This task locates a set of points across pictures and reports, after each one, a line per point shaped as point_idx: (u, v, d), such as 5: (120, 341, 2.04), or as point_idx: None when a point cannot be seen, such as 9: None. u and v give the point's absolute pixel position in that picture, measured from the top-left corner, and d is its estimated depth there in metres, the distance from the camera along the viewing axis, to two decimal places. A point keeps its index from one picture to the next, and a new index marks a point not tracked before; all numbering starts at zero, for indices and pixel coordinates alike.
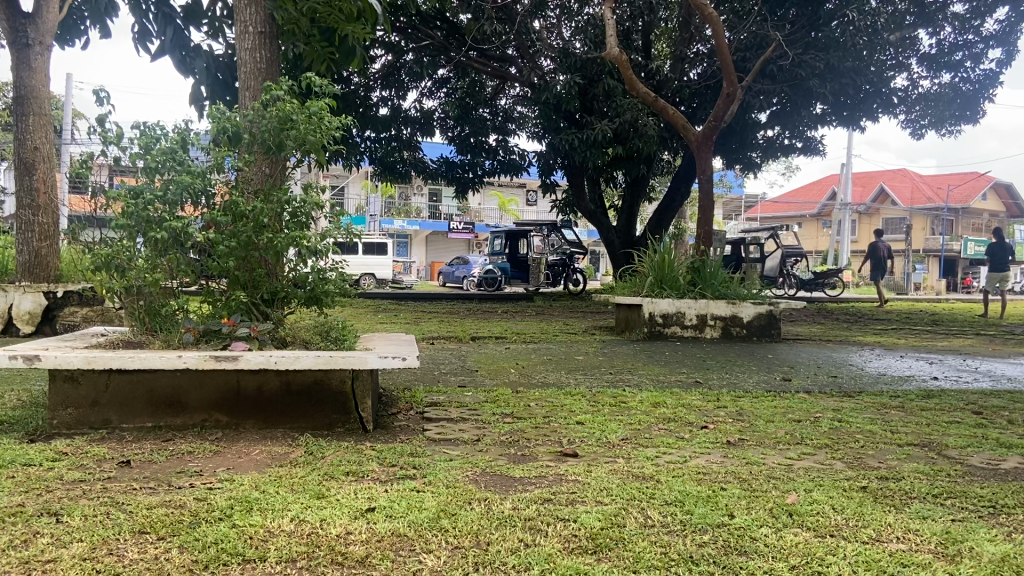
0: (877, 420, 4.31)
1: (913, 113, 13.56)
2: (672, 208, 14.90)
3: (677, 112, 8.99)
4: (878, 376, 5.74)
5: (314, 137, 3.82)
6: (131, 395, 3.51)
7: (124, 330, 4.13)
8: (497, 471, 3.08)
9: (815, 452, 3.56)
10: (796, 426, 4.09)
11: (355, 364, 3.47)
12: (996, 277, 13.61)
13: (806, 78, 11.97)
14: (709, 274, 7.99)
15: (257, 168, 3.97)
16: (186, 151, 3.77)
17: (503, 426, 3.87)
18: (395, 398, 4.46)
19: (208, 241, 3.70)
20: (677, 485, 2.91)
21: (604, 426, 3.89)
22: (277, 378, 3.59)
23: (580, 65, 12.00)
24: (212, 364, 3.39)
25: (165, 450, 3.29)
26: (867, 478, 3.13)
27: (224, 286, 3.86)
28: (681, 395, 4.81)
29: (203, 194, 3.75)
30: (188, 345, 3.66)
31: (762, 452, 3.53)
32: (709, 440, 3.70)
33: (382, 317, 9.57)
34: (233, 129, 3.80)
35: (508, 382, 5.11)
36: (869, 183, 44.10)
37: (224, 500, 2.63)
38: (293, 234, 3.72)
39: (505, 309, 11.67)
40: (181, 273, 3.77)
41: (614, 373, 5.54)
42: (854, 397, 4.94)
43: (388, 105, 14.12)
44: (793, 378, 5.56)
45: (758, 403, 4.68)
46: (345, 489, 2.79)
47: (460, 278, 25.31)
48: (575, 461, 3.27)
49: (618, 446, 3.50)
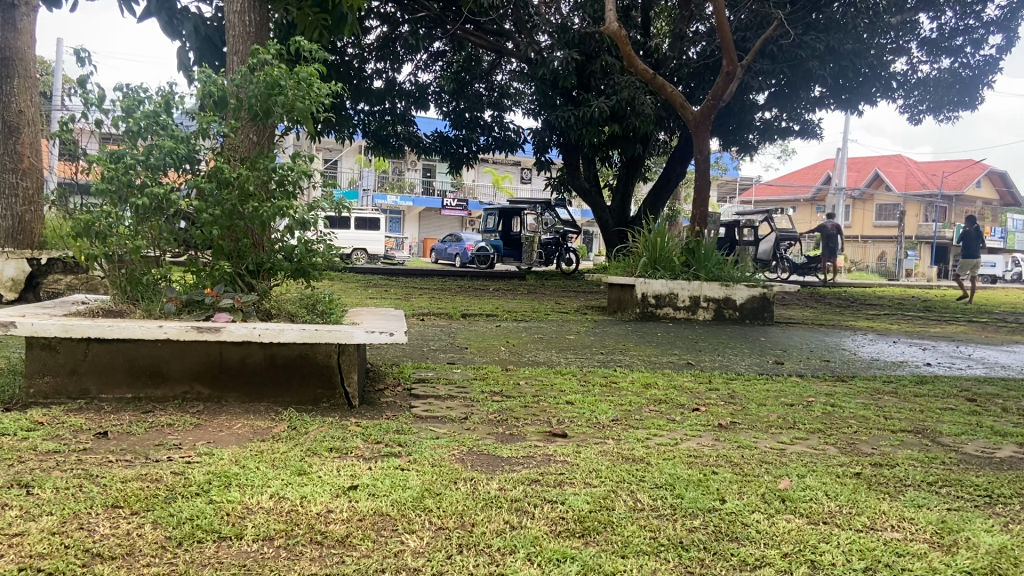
0: (870, 405, 4.26)
1: (911, 98, 13.45)
2: (667, 188, 14.75)
3: (675, 91, 8.83)
4: (872, 361, 5.70)
5: (304, 103, 3.68)
6: (110, 365, 3.42)
7: (106, 298, 4.03)
8: (485, 450, 3.01)
9: (808, 436, 3.51)
10: (788, 410, 4.03)
11: (342, 339, 3.37)
12: (967, 264, 13.84)
13: (806, 59, 11.84)
14: (704, 256, 7.93)
15: (244, 135, 3.88)
16: (168, 115, 3.65)
17: (491, 404, 3.81)
18: (383, 373, 4.39)
19: (192, 209, 3.59)
20: (668, 468, 2.84)
21: (594, 407, 3.83)
22: (261, 351, 3.50)
23: (578, 41, 11.81)
24: (193, 335, 3.30)
25: (144, 422, 3.21)
26: (860, 465, 3.08)
27: (209, 255, 3.76)
28: (672, 376, 4.76)
29: (188, 160, 3.64)
30: (170, 315, 3.56)
31: (754, 436, 3.47)
32: (700, 423, 3.64)
33: (372, 292, 9.46)
34: (219, 94, 3.69)
35: (498, 360, 5.04)
36: (864, 167, 44.02)
37: (202, 475, 2.55)
38: (280, 203, 3.60)
39: (497, 287, 11.58)
40: (164, 242, 3.66)
41: (606, 353, 5.47)
42: (847, 382, 4.90)
43: (382, 78, 13.89)
44: (785, 361, 5.51)
45: (750, 386, 4.63)
46: (328, 466, 2.72)
47: (451, 255, 25.17)
48: (563, 441, 3.20)
49: (608, 427, 3.44)
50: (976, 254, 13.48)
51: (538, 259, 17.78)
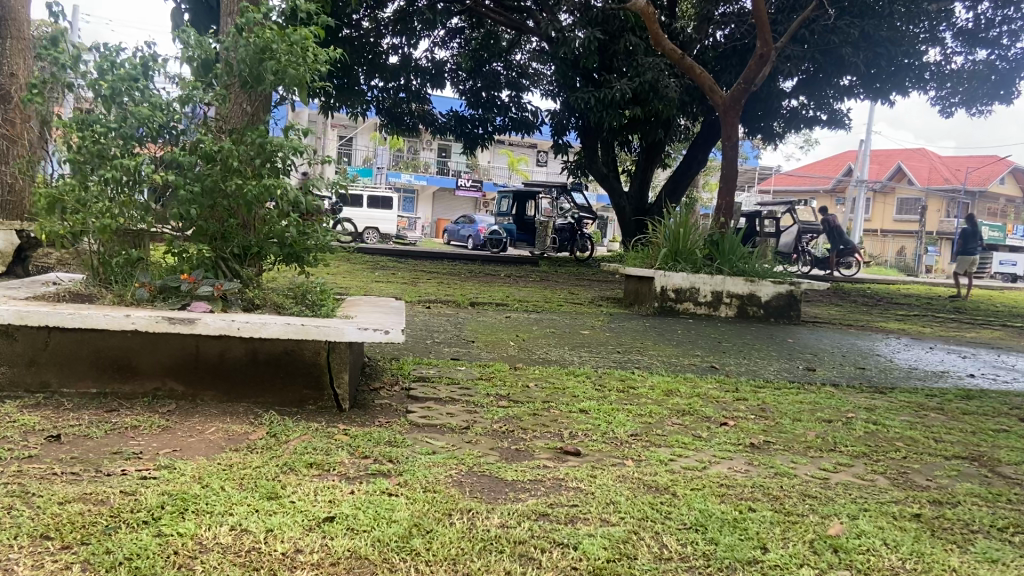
0: (916, 424, 3.85)
1: (944, 90, 12.90)
2: (688, 175, 14.25)
3: (705, 73, 8.33)
4: (910, 370, 5.28)
5: (297, 70, 3.25)
6: (73, 356, 3.07)
7: (79, 279, 3.67)
8: (487, 472, 2.63)
9: (853, 463, 3.11)
10: (826, 428, 3.63)
11: (331, 336, 2.99)
12: (964, 261, 13.45)
13: (839, 45, 11.33)
14: (729, 250, 7.51)
15: (233, 104, 3.48)
16: (147, 78, 3.24)
17: (497, 411, 3.43)
18: (380, 369, 4.03)
19: (169, 185, 3.18)
20: (696, 503, 2.46)
21: (610, 418, 3.43)
22: (242, 346, 3.13)
23: (601, 19, 11.33)
24: (164, 327, 2.92)
25: (105, 424, 2.86)
26: (918, 503, 2.69)
27: (189, 237, 3.35)
28: (695, 382, 4.36)
29: (167, 130, 3.23)
30: (141, 302, 3.18)
31: (791, 460, 3.08)
32: (729, 441, 3.25)
33: (378, 276, 9.10)
34: (205, 57, 3.27)
35: (506, 357, 4.66)
36: (888, 159, 43.19)
37: (155, 498, 2.19)
38: (268, 182, 3.19)
39: (510, 273, 11.20)
40: (138, 220, 3.27)
41: (623, 352, 5.07)
42: (887, 394, 4.48)
43: (398, 53, 13.45)
44: (818, 368, 5.10)
45: (781, 396, 4.22)
46: (303, 488, 2.35)
47: (464, 237, 24.83)
48: (577, 461, 2.82)
49: (626, 445, 3.06)
50: (973, 251, 13.07)
51: (552, 245, 17.24)
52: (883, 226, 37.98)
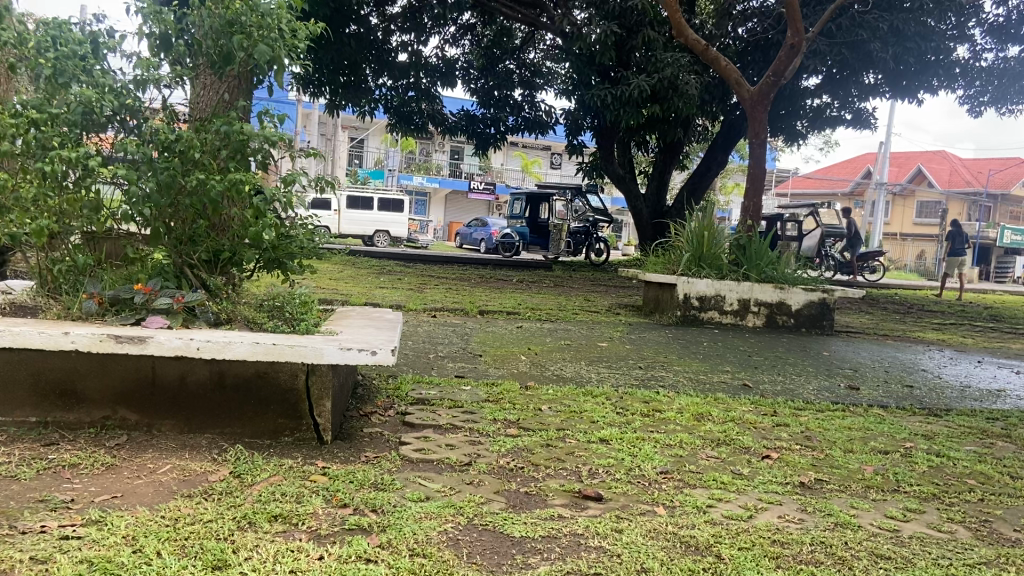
0: (986, 455, 3.34)
1: (972, 88, 12.36)
2: (707, 176, 13.74)
3: (730, 65, 7.82)
4: (963, 389, 4.76)
5: (271, 47, 2.82)
6: (9, 378, 2.64)
7: (32, 288, 3.24)
8: (490, 526, 2.16)
9: (924, 509, 2.62)
10: (885, 461, 3.14)
11: (307, 357, 2.54)
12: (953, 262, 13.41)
13: (866, 41, 10.80)
14: (755, 254, 7.02)
15: (204, 90, 3.08)
16: (99, 58, 2.82)
17: (504, 441, 2.97)
18: (375, 390, 3.58)
19: (123, 182, 2.74)
20: (747, 569, 1.99)
21: (635, 450, 2.97)
22: (206, 368, 2.68)
23: (618, 13, 10.88)
24: (111, 346, 2.48)
25: (38, 461, 2.42)
26: (1012, 564, 2.20)
27: (148, 240, 2.91)
28: (729, 405, 3.88)
29: (121, 118, 2.80)
30: (90, 316, 2.73)
31: (851, 504, 2.60)
32: (774, 480, 2.76)
33: (384, 281, 8.68)
34: (167, 33, 2.86)
35: (515, 374, 4.19)
36: (908, 162, 42.43)
37: (71, 568, 1.75)
38: (235, 176, 2.74)
39: (522, 278, 10.73)
40: (88, 220, 2.83)
41: (645, 368, 4.60)
42: (943, 419, 3.97)
43: (408, 51, 13.02)
44: (860, 386, 4.60)
45: (827, 421, 3.73)
46: (260, 552, 1.89)
47: (477, 240, 24.43)
48: (598, 509, 2.36)
49: (655, 487, 2.59)
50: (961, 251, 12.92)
51: (566, 248, 16.65)
52: (902, 230, 37.20)
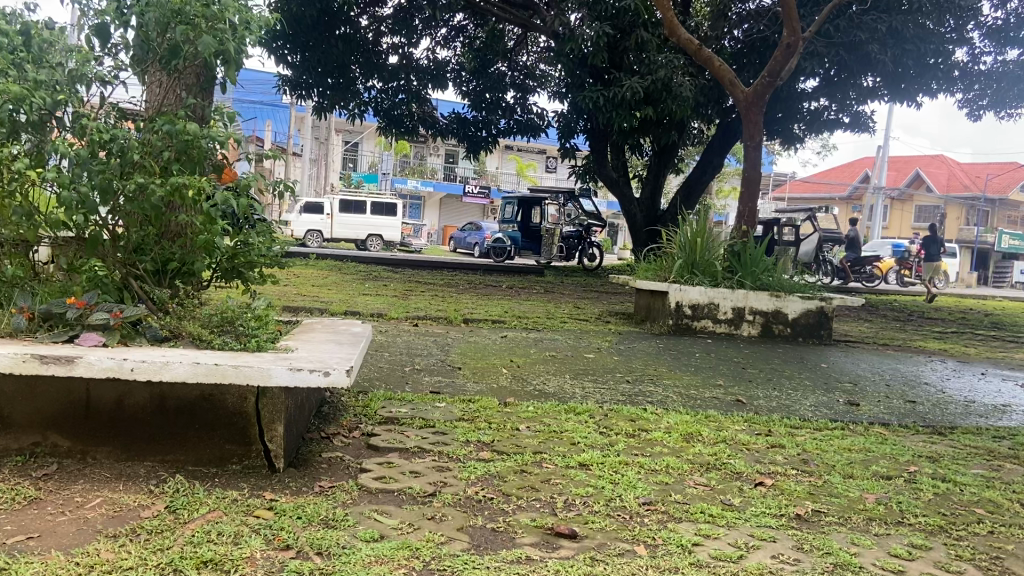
0: (995, 480, 3.11)
1: (971, 91, 12.18)
2: (702, 180, 13.50)
3: (723, 66, 7.61)
4: (967, 404, 4.53)
5: (219, 40, 2.60)
6: None
7: None
8: (447, 571, 1.93)
9: (931, 544, 2.39)
10: (888, 488, 2.91)
11: (252, 378, 2.30)
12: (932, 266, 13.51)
13: (865, 42, 10.58)
14: (750, 261, 6.80)
15: (151, 86, 2.86)
16: (33, 51, 2.60)
17: (476, 467, 2.74)
18: (342, 409, 3.35)
19: (53, 184, 2.51)
20: None
21: (616, 478, 2.73)
22: (146, 390, 2.45)
23: (611, 14, 10.67)
24: (35, 367, 2.25)
25: None
26: None
27: (87, 248, 2.68)
28: (721, 423, 3.64)
29: (55, 115, 2.57)
30: (18, 332, 2.49)
31: (851, 540, 2.38)
32: (768, 512, 2.53)
33: (368, 288, 8.43)
34: (108, 24, 2.65)
35: (494, 390, 3.95)
36: (905, 166, 42.32)
37: None
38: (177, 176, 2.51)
39: (512, 283, 10.48)
40: (18, 225, 2.59)
41: (632, 382, 4.37)
42: (947, 438, 3.75)
43: (398, 53, 12.81)
44: (861, 402, 4.37)
45: (826, 442, 3.50)
46: None
47: (471, 244, 24.20)
48: (571, 549, 2.13)
49: (637, 522, 2.35)
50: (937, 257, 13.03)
51: (559, 253, 16.35)
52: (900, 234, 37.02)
